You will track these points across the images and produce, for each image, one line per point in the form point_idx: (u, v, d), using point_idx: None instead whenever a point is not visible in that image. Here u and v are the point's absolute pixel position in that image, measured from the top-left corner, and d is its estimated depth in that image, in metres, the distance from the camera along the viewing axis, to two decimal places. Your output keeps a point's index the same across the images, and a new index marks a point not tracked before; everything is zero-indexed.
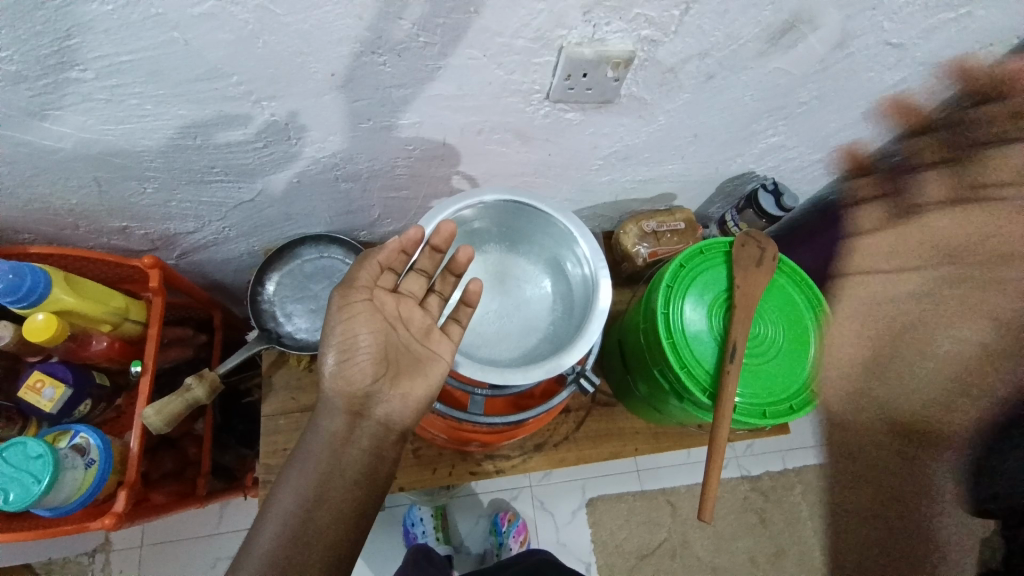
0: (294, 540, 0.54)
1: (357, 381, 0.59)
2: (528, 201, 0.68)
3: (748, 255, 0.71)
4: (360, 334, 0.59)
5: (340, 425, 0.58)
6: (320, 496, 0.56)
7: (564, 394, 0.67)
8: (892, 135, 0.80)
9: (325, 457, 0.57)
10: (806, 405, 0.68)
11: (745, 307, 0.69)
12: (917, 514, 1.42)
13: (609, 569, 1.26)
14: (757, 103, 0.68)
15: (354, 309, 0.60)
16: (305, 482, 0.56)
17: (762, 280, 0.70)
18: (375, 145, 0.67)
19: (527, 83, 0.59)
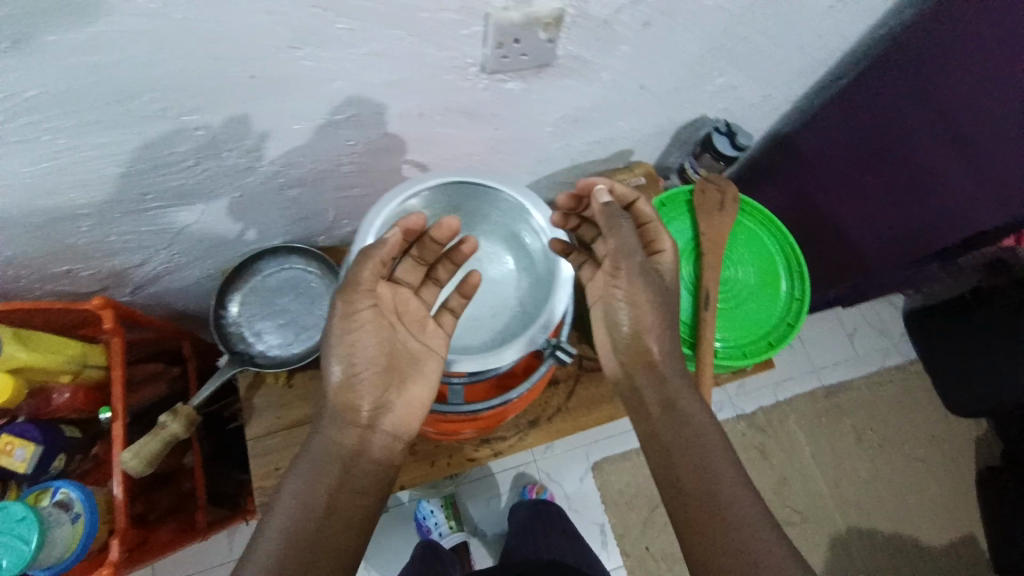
0: (300, 555, 0.52)
1: (361, 392, 0.58)
2: (473, 179, 0.66)
3: (711, 201, 0.71)
4: (365, 342, 0.58)
5: (346, 430, 0.58)
6: (330, 507, 0.55)
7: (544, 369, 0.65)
8: (836, 58, 0.79)
9: (331, 465, 0.56)
10: (785, 338, 0.69)
11: (714, 252, 0.69)
12: (910, 423, 1.46)
13: (624, 527, 1.28)
14: (699, 45, 0.67)
15: (359, 319, 0.58)
16: (311, 492, 0.55)
17: (729, 222, 0.70)
18: (314, 146, 0.64)
19: (461, 57, 0.56)
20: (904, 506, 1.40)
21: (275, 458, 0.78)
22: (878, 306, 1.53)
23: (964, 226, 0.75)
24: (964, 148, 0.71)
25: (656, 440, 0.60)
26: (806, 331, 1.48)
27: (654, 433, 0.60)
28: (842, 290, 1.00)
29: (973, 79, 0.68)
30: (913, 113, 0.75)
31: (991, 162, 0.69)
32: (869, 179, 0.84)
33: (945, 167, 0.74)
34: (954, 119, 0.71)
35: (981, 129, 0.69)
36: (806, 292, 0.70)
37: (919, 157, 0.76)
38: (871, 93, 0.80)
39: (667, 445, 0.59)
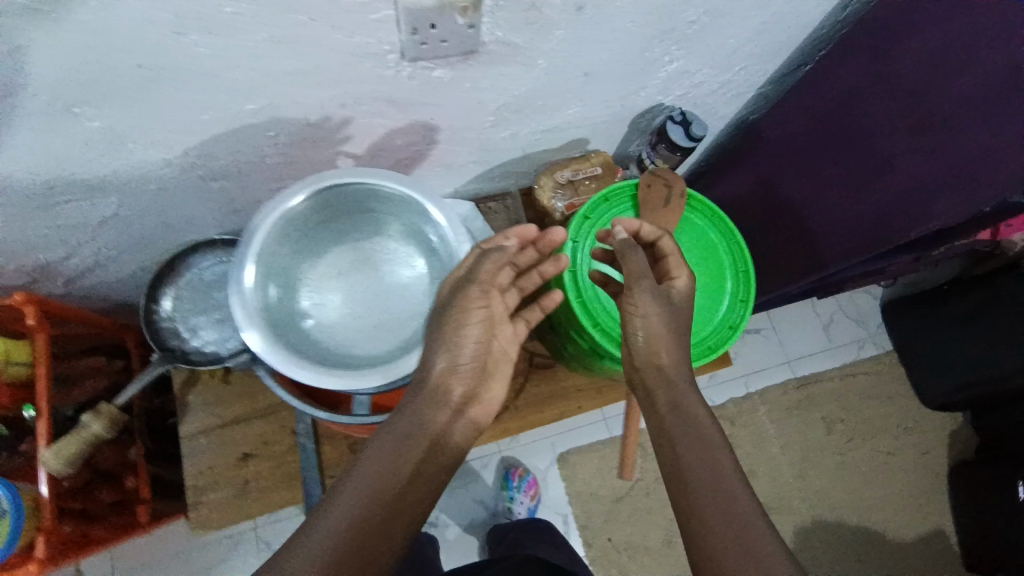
0: (356, 551, 0.48)
1: (458, 380, 0.59)
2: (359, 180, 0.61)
3: (655, 195, 0.69)
4: (470, 331, 0.59)
5: (417, 423, 0.56)
6: (393, 502, 0.52)
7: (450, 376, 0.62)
8: (796, 44, 0.75)
9: (401, 459, 0.54)
10: (725, 343, 0.67)
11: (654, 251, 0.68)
12: (882, 415, 1.45)
13: (587, 517, 1.28)
14: (642, 29, 0.62)
15: (471, 308, 0.59)
16: (383, 484, 0.52)
17: (671, 220, 0.68)
18: (229, 138, 0.60)
19: (375, 43, 0.52)
20: (872, 498, 1.40)
21: (210, 458, 0.77)
22: (856, 296, 1.50)
23: (909, 215, 0.66)
24: (916, 129, 0.65)
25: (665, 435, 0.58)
26: (781, 321, 1.46)
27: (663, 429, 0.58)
28: (806, 286, 0.97)
29: (929, 53, 0.64)
30: (868, 94, 0.70)
31: (949, 142, 0.62)
32: (821, 164, 0.77)
33: (896, 148, 0.67)
34: (909, 99, 0.66)
35: (937, 107, 0.63)
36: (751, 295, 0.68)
37: (871, 140, 0.70)
38: (829, 74, 0.74)
39: (672, 443, 0.56)
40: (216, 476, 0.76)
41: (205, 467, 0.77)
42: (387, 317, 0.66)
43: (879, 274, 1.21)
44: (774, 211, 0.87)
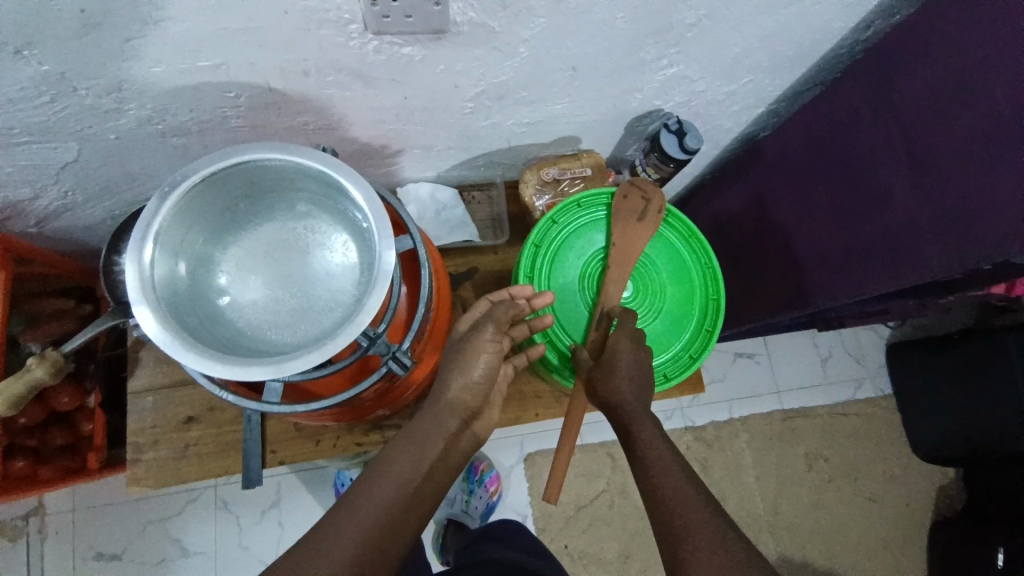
0: (380, 549, 0.49)
1: (472, 400, 0.60)
2: (258, 157, 0.42)
3: (629, 207, 0.67)
4: (480, 365, 0.60)
5: (433, 428, 0.57)
6: (411, 503, 0.52)
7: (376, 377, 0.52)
8: (812, 58, 0.70)
9: (421, 463, 0.55)
10: (682, 372, 0.67)
11: (621, 265, 0.67)
12: (869, 458, 1.39)
13: (546, 520, 1.26)
14: (634, 25, 0.57)
15: (480, 344, 0.60)
16: (404, 487, 0.52)
17: (643, 234, 0.66)
18: (185, 94, 0.57)
19: (333, 10, 0.48)
20: (845, 542, 1.35)
21: (152, 417, 0.76)
22: (860, 331, 1.43)
23: (897, 261, 0.62)
24: (916, 169, 0.60)
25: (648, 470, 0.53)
26: (776, 349, 1.40)
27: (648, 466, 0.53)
28: (796, 318, 0.92)
29: (934, 87, 0.59)
30: (872, 125, 0.66)
31: (945, 188, 0.57)
32: (817, 193, 0.73)
33: (893, 186, 0.63)
34: (914, 135, 0.61)
35: (936, 148, 0.58)
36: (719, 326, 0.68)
37: (869, 173, 0.66)
38: (836, 98, 0.70)
39: (657, 480, 0.51)
40: (156, 435, 0.76)
41: (148, 426, 0.76)
42: (316, 323, 0.47)
43: (882, 314, 1.14)
44: (770, 235, 0.82)
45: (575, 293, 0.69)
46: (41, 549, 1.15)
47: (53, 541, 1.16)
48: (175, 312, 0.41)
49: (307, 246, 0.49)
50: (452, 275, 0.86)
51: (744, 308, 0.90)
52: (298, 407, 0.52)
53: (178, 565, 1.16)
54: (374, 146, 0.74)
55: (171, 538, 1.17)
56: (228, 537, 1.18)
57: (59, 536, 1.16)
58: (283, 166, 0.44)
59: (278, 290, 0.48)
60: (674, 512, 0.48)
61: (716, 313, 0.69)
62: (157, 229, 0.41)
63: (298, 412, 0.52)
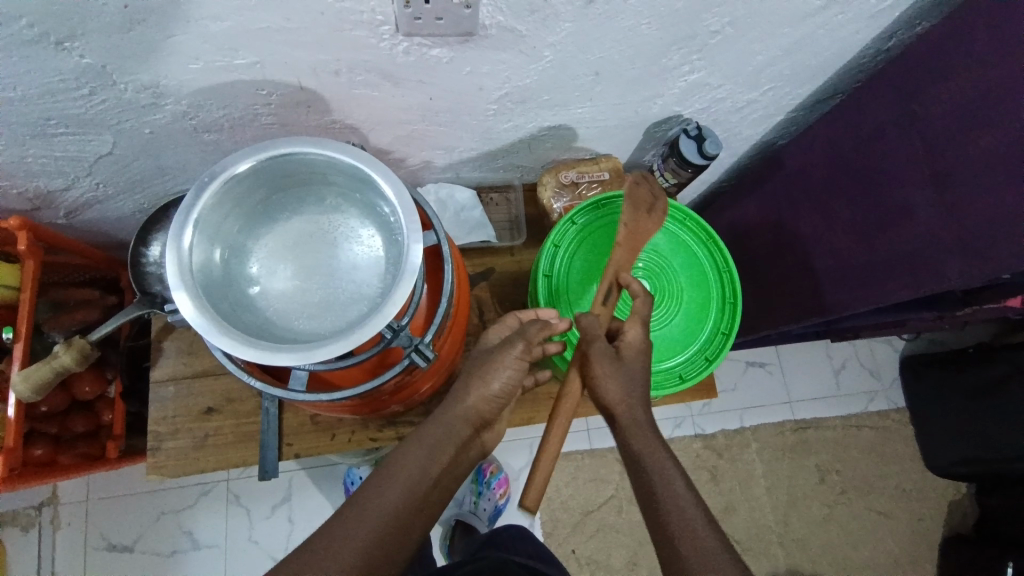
0: (384, 550, 0.49)
1: (486, 411, 0.59)
2: (292, 149, 0.43)
3: (641, 197, 0.63)
4: (499, 378, 0.59)
5: (443, 434, 0.57)
6: (417, 508, 0.53)
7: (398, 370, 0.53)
8: (834, 68, 0.71)
9: (429, 468, 0.55)
10: (697, 374, 0.67)
11: (629, 248, 0.63)
12: (881, 473, 1.38)
13: (553, 524, 1.26)
14: (658, 32, 0.59)
15: (505, 360, 0.59)
16: (412, 490, 0.53)
17: (651, 225, 0.64)
18: (219, 90, 0.59)
19: (367, 12, 0.50)
20: (854, 557, 1.34)
21: (173, 406, 0.77)
22: (875, 344, 1.42)
23: (919, 273, 0.62)
24: (939, 182, 0.61)
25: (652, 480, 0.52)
26: (789, 358, 1.40)
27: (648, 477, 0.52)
28: (811, 327, 0.92)
29: (959, 99, 0.59)
30: (894, 136, 0.66)
31: (968, 201, 0.58)
32: (837, 204, 0.73)
33: (915, 199, 0.63)
34: (938, 148, 0.61)
35: (959, 162, 0.59)
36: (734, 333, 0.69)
37: (890, 185, 0.66)
38: (858, 109, 0.71)
39: (661, 498, 0.50)
40: (177, 425, 0.77)
41: (168, 415, 0.78)
42: (342, 314, 0.48)
43: (898, 326, 1.14)
44: (787, 244, 0.82)
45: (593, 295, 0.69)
46: (55, 536, 1.17)
47: (67, 529, 1.17)
48: (209, 297, 0.43)
49: (336, 238, 0.50)
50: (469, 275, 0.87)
51: (758, 316, 0.90)
52: (320, 396, 0.53)
53: (188, 556, 1.18)
54: (398, 145, 0.75)
55: (182, 530, 1.19)
56: (238, 530, 1.19)
57: (73, 525, 1.18)
58: (318, 159, 0.45)
59: (307, 280, 0.49)
60: (674, 532, 0.48)
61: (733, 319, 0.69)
62: (196, 217, 0.42)
63: (320, 401, 0.54)
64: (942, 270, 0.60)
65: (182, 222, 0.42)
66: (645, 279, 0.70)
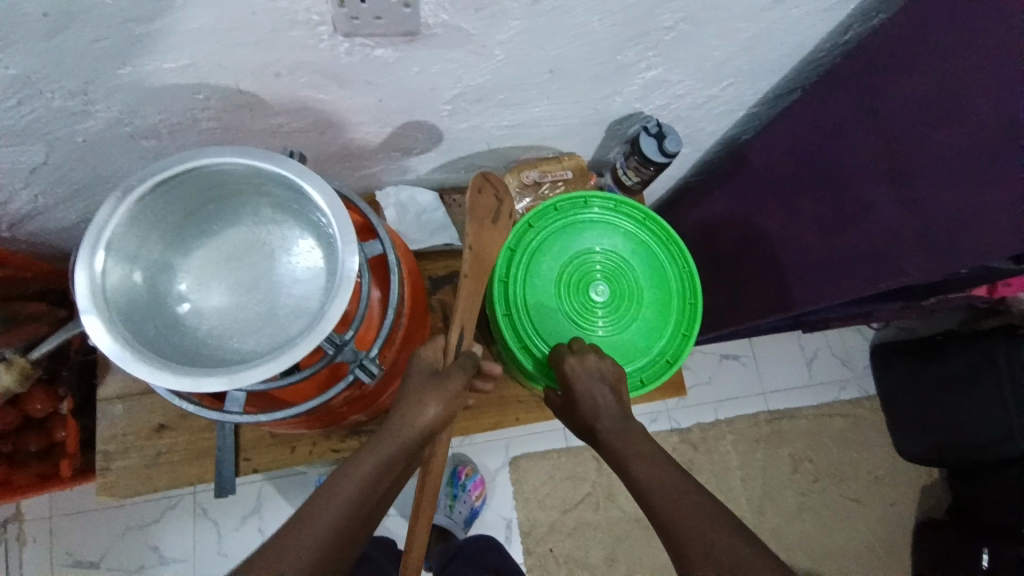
0: (331, 564, 0.46)
1: (425, 432, 0.54)
2: (212, 159, 0.41)
3: (485, 205, 0.58)
4: (430, 407, 0.54)
5: (386, 461, 0.52)
6: (360, 523, 0.48)
7: (341, 385, 0.51)
8: (792, 64, 0.70)
9: (379, 476, 0.51)
10: (658, 377, 0.67)
11: (475, 274, 0.59)
12: (853, 460, 1.40)
13: (530, 525, 1.25)
14: (613, 28, 0.57)
15: (448, 388, 0.55)
16: (360, 503, 0.49)
17: (496, 239, 0.59)
18: (154, 94, 0.56)
19: (302, 11, 0.47)
20: (828, 544, 1.36)
21: (124, 423, 0.75)
22: (845, 333, 1.43)
23: (878, 270, 0.62)
24: (896, 178, 0.60)
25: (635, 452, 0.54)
26: (762, 350, 1.40)
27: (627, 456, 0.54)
28: (779, 322, 0.92)
29: (918, 94, 0.58)
30: (853, 132, 0.66)
31: (925, 197, 0.57)
32: (800, 201, 0.73)
33: (876, 197, 0.63)
34: (898, 145, 0.60)
35: (920, 158, 0.58)
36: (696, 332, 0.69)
37: (850, 182, 0.66)
38: (818, 106, 0.70)
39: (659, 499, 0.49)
40: (128, 443, 0.74)
41: (118, 433, 0.74)
42: (280, 331, 0.45)
43: (870, 316, 1.14)
44: (755, 241, 0.82)
45: (550, 298, 0.67)
46: (21, 554, 1.13)
47: (32, 548, 1.14)
48: (129, 321, 0.40)
49: (274, 252, 0.48)
50: (434, 278, 0.86)
51: (727, 311, 0.90)
52: (261, 417, 0.50)
53: (157, 571, 1.15)
54: (353, 148, 0.73)
55: (149, 546, 1.15)
56: (208, 544, 1.16)
57: (37, 542, 1.14)
58: (245, 172, 0.43)
59: (243, 298, 0.47)
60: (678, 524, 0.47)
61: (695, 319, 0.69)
62: (110, 237, 0.40)
63: (261, 423, 0.51)
64: (903, 266, 0.60)
65: (95, 243, 0.39)
66: (604, 281, 0.69)
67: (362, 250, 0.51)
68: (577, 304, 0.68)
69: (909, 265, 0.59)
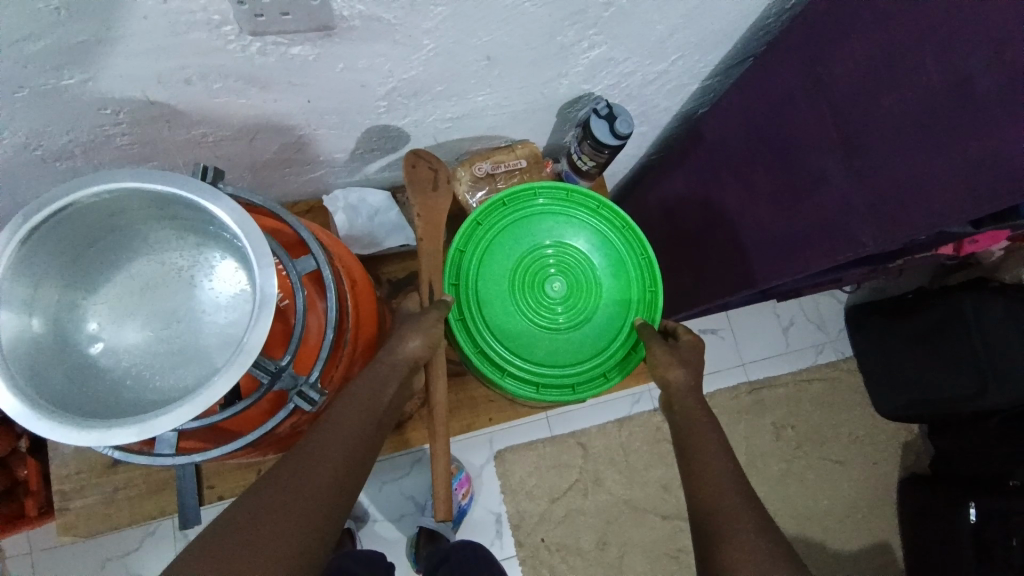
0: (346, 486, 0.47)
1: (415, 359, 0.57)
2: (105, 187, 0.38)
3: (424, 176, 0.63)
4: (414, 342, 0.56)
5: (378, 389, 0.53)
6: (367, 445, 0.50)
7: (283, 414, 0.48)
8: (739, 33, 0.67)
9: (356, 447, 0.49)
10: (620, 371, 0.67)
11: (432, 237, 0.63)
12: (835, 422, 1.41)
13: (520, 517, 1.25)
14: (546, 9, 0.54)
15: (426, 324, 0.58)
16: (362, 429, 0.50)
17: (443, 203, 0.63)
18: (60, 114, 0.52)
19: (200, 11, 0.43)
20: (815, 508, 1.38)
21: (76, 461, 0.71)
22: (819, 297, 1.43)
23: (836, 241, 0.61)
24: (847, 146, 0.59)
25: (701, 478, 0.53)
26: (739, 322, 1.40)
27: (695, 481, 0.53)
28: (749, 296, 0.90)
29: (862, 58, 0.57)
30: (801, 101, 0.64)
31: (877, 164, 0.56)
32: (756, 174, 0.72)
33: (828, 166, 0.61)
34: (845, 113, 0.59)
35: (869, 124, 0.57)
36: (656, 318, 0.69)
37: (802, 152, 0.64)
38: (765, 75, 0.68)
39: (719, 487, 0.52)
40: (82, 481, 0.71)
41: (69, 473, 0.71)
42: (205, 363, 0.43)
43: (842, 281, 1.14)
44: (718, 218, 0.81)
45: (503, 297, 0.68)
46: None
47: None
48: (29, 373, 0.37)
49: (192, 278, 0.45)
50: (393, 282, 0.83)
51: (699, 290, 0.89)
52: (195, 456, 0.47)
53: None
54: (290, 152, 0.69)
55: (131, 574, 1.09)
56: None
57: None
58: (145, 198, 0.41)
59: (162, 330, 0.44)
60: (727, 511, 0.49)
61: (657, 303, 0.69)
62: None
63: (197, 461, 0.47)
64: (862, 238, 0.58)
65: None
66: (558, 277, 0.69)
67: (295, 268, 0.49)
68: (531, 302, 0.68)
69: (865, 237, 0.58)
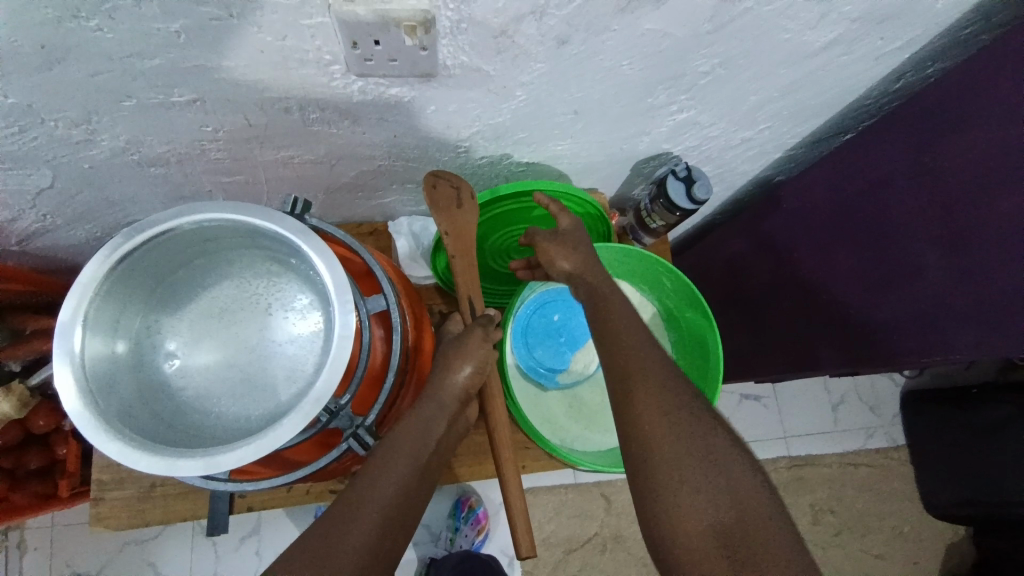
0: (396, 527, 0.46)
1: (469, 385, 0.56)
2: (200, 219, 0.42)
3: (445, 197, 0.60)
4: (466, 364, 0.55)
5: (426, 428, 0.52)
6: (420, 481, 0.49)
7: (337, 453, 0.50)
8: (836, 109, 0.65)
9: (407, 488, 0.48)
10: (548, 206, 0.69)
11: (462, 253, 0.62)
12: (878, 512, 1.32)
13: (534, 563, 1.21)
14: (643, 72, 0.53)
15: (472, 344, 0.56)
16: (414, 470, 0.49)
17: (471, 218, 0.61)
18: (160, 124, 0.54)
19: (314, 50, 0.45)
20: None
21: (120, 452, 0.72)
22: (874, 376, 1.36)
23: (934, 335, 0.59)
24: (952, 243, 0.56)
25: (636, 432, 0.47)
26: (787, 392, 1.33)
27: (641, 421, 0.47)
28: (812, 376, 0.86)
29: (973, 158, 0.54)
30: (901, 187, 0.60)
31: (980, 261, 0.53)
32: (836, 253, 0.69)
33: (926, 259, 0.58)
34: (950, 209, 0.56)
35: (977, 224, 0.54)
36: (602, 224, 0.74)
37: (897, 239, 0.61)
38: (863, 155, 0.65)
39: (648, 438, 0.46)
40: (120, 474, 0.72)
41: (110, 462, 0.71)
42: (271, 395, 0.46)
43: None
44: (785, 288, 0.78)
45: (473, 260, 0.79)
46: (21, 562, 1.08)
47: (33, 556, 1.09)
48: (106, 386, 0.42)
49: (269, 307, 0.49)
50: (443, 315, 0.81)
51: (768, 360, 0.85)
52: (246, 484, 0.49)
53: None
54: (366, 179, 0.70)
55: (147, 561, 1.09)
56: (205, 563, 1.09)
57: (39, 550, 1.09)
58: (239, 228, 0.45)
59: (233, 355, 0.48)
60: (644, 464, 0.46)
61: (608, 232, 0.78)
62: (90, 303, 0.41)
63: (246, 490, 0.49)
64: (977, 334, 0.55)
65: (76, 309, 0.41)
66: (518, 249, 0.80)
67: (366, 307, 0.50)
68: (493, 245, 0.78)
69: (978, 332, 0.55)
